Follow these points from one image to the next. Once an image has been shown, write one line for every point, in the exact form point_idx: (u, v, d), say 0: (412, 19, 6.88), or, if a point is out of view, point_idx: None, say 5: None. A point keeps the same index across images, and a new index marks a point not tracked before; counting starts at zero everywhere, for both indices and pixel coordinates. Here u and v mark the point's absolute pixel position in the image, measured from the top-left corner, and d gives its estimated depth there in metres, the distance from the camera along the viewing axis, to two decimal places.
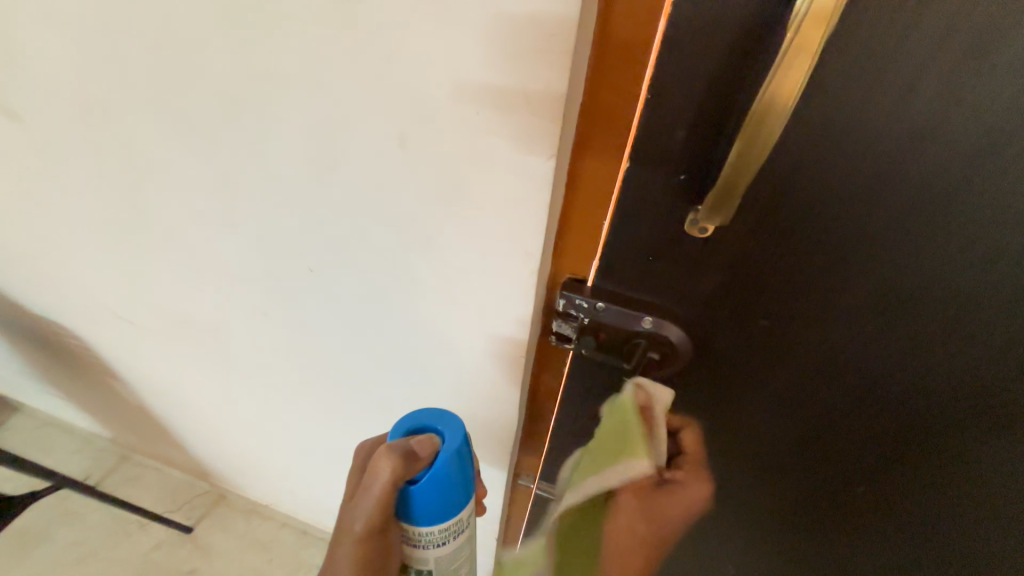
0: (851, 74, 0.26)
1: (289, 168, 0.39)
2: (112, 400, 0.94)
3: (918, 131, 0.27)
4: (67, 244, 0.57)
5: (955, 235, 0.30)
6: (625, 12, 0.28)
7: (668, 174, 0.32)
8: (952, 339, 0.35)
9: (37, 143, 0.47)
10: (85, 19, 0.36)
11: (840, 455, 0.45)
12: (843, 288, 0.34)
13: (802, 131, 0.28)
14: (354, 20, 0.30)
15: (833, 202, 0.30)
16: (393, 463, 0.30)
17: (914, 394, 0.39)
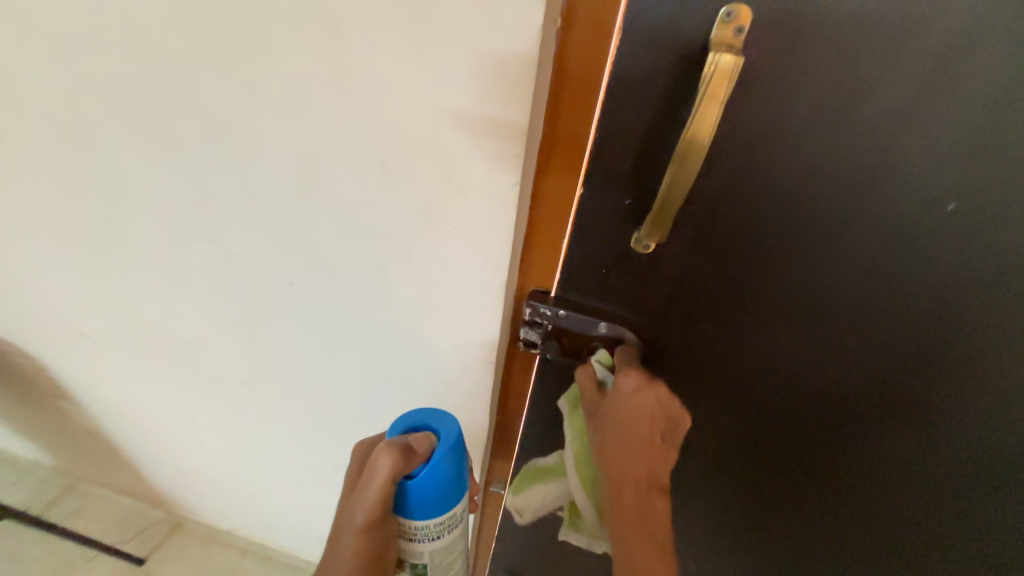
0: (768, 114, 0.30)
1: (268, 185, 0.41)
2: (63, 424, 0.89)
3: (828, 163, 0.31)
4: (28, 259, 0.56)
5: (863, 253, 0.35)
6: (576, 57, 0.32)
7: (619, 199, 0.36)
8: (866, 342, 0.40)
9: (2, 156, 0.46)
10: (65, 39, 0.36)
11: (777, 448, 0.50)
12: (770, 297, 0.39)
13: (732, 162, 0.33)
14: (337, 52, 0.32)
15: (761, 226, 0.35)
16: (394, 458, 0.32)
17: (841, 393, 0.44)
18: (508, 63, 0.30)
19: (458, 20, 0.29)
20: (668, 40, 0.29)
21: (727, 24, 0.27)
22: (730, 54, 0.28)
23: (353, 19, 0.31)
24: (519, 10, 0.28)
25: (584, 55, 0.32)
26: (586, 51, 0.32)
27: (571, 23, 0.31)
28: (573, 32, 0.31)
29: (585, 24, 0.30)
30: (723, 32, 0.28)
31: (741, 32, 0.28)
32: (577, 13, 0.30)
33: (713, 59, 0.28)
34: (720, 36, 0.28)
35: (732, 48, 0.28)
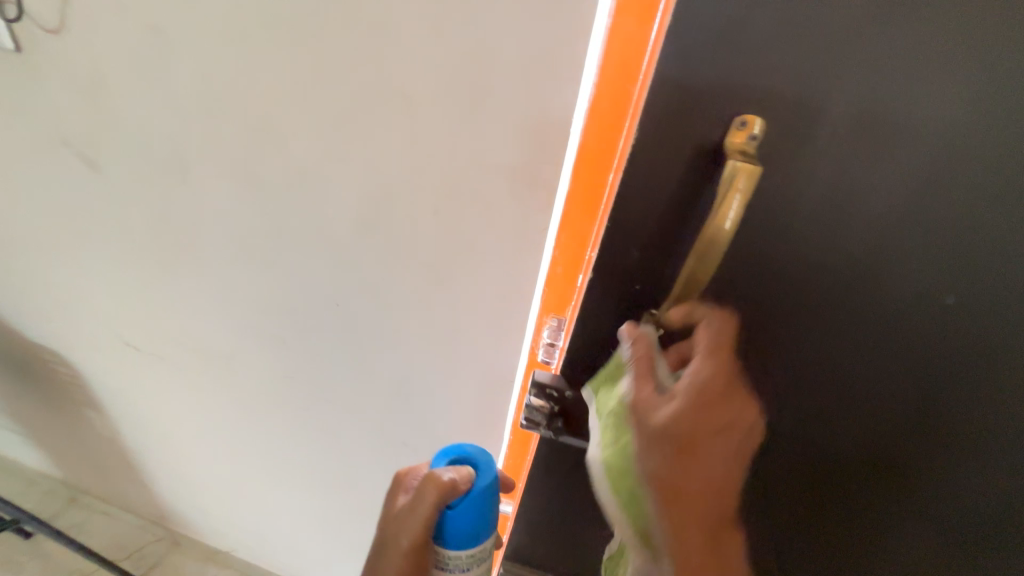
0: (804, 194, 0.28)
1: (325, 215, 0.46)
2: (84, 435, 0.92)
3: (872, 244, 0.29)
4: (88, 273, 0.60)
5: (905, 339, 0.31)
6: (598, 129, 0.34)
7: (626, 284, 0.34)
8: (915, 442, 0.34)
9: (78, 182, 0.51)
10: (157, 85, 0.41)
11: (803, 565, 0.43)
12: (800, 385, 0.34)
13: (764, 240, 0.30)
14: (403, 108, 0.37)
15: (791, 305, 0.31)
16: (438, 486, 0.35)
17: (872, 508, 0.38)
18: (548, 139, 0.36)
19: (510, 104, 0.35)
20: (687, 140, 0.29)
21: (742, 131, 0.27)
22: (746, 160, 0.27)
23: (423, 98, 0.36)
24: (561, 99, 0.34)
25: (604, 129, 0.34)
26: (607, 126, 0.33)
27: (594, 103, 0.33)
28: (596, 109, 0.33)
29: (608, 105, 0.33)
30: (737, 136, 0.27)
31: (755, 139, 0.27)
32: (600, 95, 0.33)
33: (731, 167, 0.27)
34: (731, 141, 0.27)
35: (745, 153, 0.27)
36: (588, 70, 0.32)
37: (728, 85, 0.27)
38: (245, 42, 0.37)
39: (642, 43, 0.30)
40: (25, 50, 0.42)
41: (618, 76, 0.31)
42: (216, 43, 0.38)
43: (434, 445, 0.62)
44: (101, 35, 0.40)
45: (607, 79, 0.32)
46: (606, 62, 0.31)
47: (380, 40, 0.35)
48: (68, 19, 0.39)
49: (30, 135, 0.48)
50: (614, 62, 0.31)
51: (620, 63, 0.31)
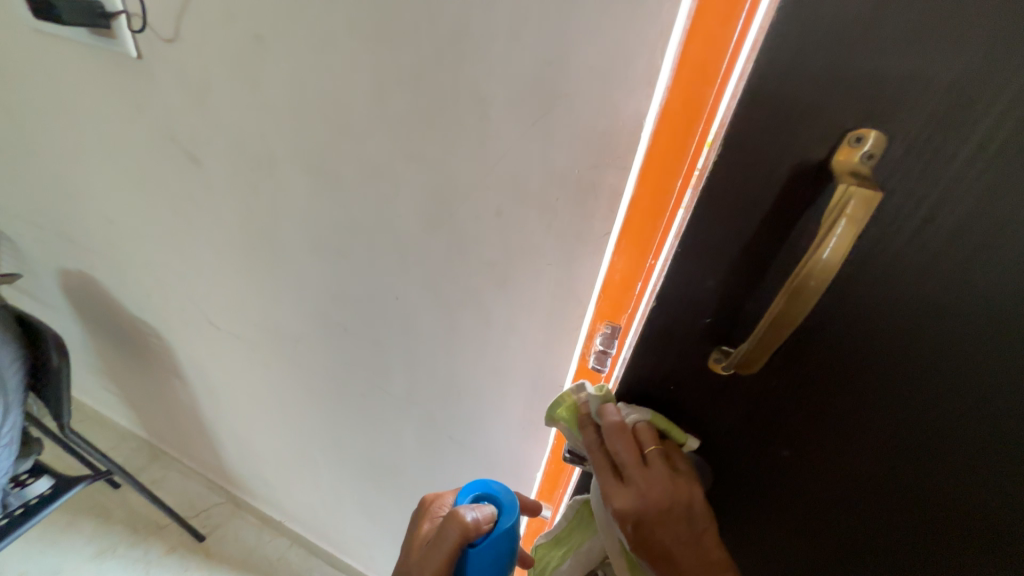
0: (922, 209, 0.25)
1: (392, 214, 0.47)
2: (168, 401, 1.02)
3: (1006, 253, 0.25)
4: (182, 257, 0.66)
5: (1020, 355, 0.28)
6: (669, 133, 0.33)
7: (696, 315, 0.34)
8: (1021, 465, 0.31)
9: (181, 175, 0.56)
10: (253, 88, 0.44)
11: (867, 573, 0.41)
12: (888, 397, 0.31)
13: (863, 266, 0.28)
14: (476, 113, 0.37)
15: (891, 317, 0.29)
16: (462, 525, 0.40)
17: (955, 529, 0.35)
18: (624, 147, 0.35)
19: (588, 110, 0.34)
20: (785, 161, 0.27)
21: (853, 149, 0.25)
22: (863, 181, 0.25)
23: (499, 104, 0.36)
24: None
25: (674, 134, 0.33)
26: (678, 131, 0.32)
27: (667, 106, 0.32)
28: (668, 113, 0.32)
29: (680, 108, 0.32)
30: (846, 155, 0.25)
31: (870, 158, 0.25)
32: (674, 99, 0.32)
33: (842, 189, 0.25)
34: (840, 160, 0.25)
35: (858, 174, 0.25)
36: (662, 75, 0.31)
37: (844, 99, 0.24)
38: (331, 48, 0.39)
39: (722, 46, 0.29)
40: (145, 56, 0.47)
41: (694, 77, 0.30)
42: (307, 49, 0.40)
43: (482, 445, 0.63)
44: (208, 42, 0.43)
45: (682, 83, 0.31)
46: (683, 65, 0.30)
47: (459, 44, 0.35)
48: (179, 28, 0.43)
49: (144, 132, 0.54)
50: (690, 64, 0.30)
51: (698, 66, 0.30)
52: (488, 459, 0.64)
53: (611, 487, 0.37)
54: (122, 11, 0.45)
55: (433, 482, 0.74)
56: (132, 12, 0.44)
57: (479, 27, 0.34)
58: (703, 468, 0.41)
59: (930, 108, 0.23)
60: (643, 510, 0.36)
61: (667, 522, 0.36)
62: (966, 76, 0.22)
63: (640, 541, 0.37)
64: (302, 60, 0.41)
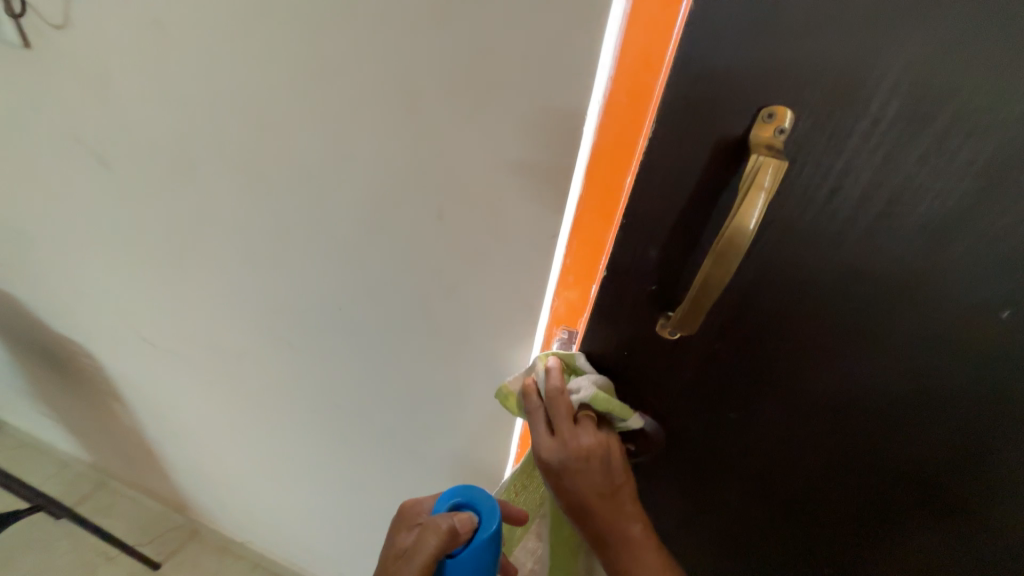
0: (829, 172, 0.26)
1: (320, 211, 0.44)
2: (108, 423, 0.95)
3: (906, 210, 0.27)
4: (104, 266, 0.61)
5: (921, 308, 0.30)
6: (614, 128, 0.31)
7: (642, 284, 0.34)
8: (923, 401, 0.35)
9: (91, 176, 0.51)
10: (160, 78, 0.41)
11: (805, 512, 0.45)
12: (814, 355, 0.34)
13: (782, 229, 0.29)
14: (391, 95, 0.34)
15: (816, 278, 0.30)
16: (440, 537, 0.39)
17: (874, 463, 0.39)
18: (559, 136, 0.32)
19: (511, 93, 0.31)
20: (709, 137, 0.27)
21: (768, 125, 0.25)
22: (772, 155, 0.25)
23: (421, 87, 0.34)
24: (566, 89, 0.30)
25: (621, 130, 0.31)
26: (624, 126, 0.30)
27: (611, 98, 0.29)
28: (613, 106, 0.30)
29: (626, 100, 0.29)
30: (763, 130, 0.25)
31: (784, 132, 0.25)
32: (618, 90, 0.29)
33: (755, 159, 0.26)
34: (758, 134, 0.26)
35: (773, 147, 0.25)
36: (604, 64, 0.28)
37: (754, 75, 0.25)
38: (235, 31, 0.36)
39: (666, 33, 0.27)
40: (34, 47, 0.43)
41: (638, 68, 0.28)
42: (211, 33, 0.37)
43: (440, 452, 0.61)
44: (103, 31, 0.40)
45: (625, 73, 0.28)
46: (625, 55, 0.28)
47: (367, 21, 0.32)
48: (71, 14, 0.40)
49: (46, 131, 0.49)
50: (633, 53, 0.28)
51: (641, 54, 0.28)
52: (449, 465, 0.62)
53: (543, 436, 0.37)
54: None
55: (395, 491, 0.71)
56: None
57: (378, 5, 0.31)
58: (658, 433, 0.42)
59: (828, 81, 0.24)
60: (570, 460, 0.36)
61: (591, 478, 0.37)
62: (856, 46, 0.23)
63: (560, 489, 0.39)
64: (206, 45, 0.37)
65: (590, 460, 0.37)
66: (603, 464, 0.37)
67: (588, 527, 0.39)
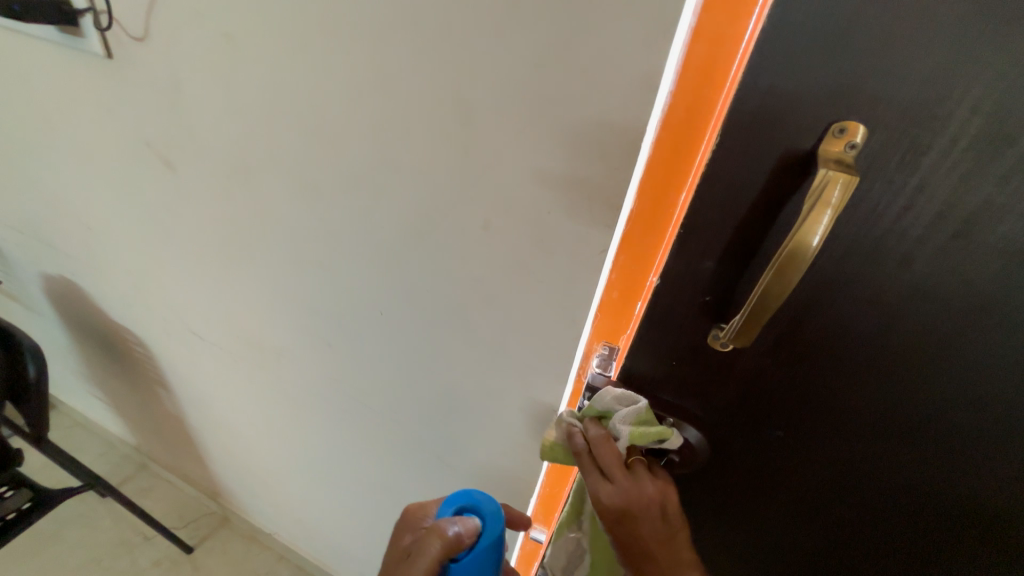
0: (900, 191, 0.25)
1: (367, 217, 0.45)
2: (154, 410, 1.00)
3: (986, 233, 0.25)
4: (161, 261, 0.65)
5: (995, 336, 0.28)
6: (672, 143, 0.31)
7: (693, 295, 0.33)
8: (991, 434, 0.32)
9: (156, 177, 0.55)
10: (226, 87, 0.43)
11: (849, 539, 0.43)
12: (870, 378, 0.32)
13: (845, 247, 0.28)
14: (445, 107, 0.35)
15: (880, 299, 0.29)
16: (443, 540, 0.39)
17: (930, 495, 0.37)
18: (612, 149, 0.31)
19: (565, 106, 0.31)
20: (773, 151, 0.27)
21: (839, 139, 0.25)
22: (841, 169, 0.25)
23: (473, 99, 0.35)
24: (623, 103, 0.29)
25: (678, 145, 0.31)
26: (683, 141, 0.30)
27: (670, 113, 0.29)
28: (671, 120, 0.30)
29: (685, 116, 0.29)
30: (832, 144, 0.25)
31: (854, 147, 0.25)
32: (677, 105, 0.29)
33: (822, 174, 0.25)
34: (827, 150, 0.25)
35: (842, 162, 0.25)
36: (667, 78, 0.28)
37: (826, 89, 0.24)
38: (299, 43, 0.38)
39: (732, 49, 0.27)
40: (115, 57, 0.46)
41: (700, 84, 0.28)
42: (277, 45, 0.39)
43: (470, 458, 0.61)
44: (179, 43, 0.42)
45: (686, 87, 0.28)
46: (687, 70, 0.28)
47: (426, 35, 0.33)
48: (150, 27, 0.42)
49: (119, 134, 0.53)
50: (695, 69, 0.28)
51: (704, 69, 0.28)
52: (477, 471, 0.62)
53: (599, 482, 0.38)
54: (88, 9, 0.44)
55: (421, 495, 0.72)
56: (98, 10, 0.44)
57: (439, 18, 0.31)
58: (702, 447, 0.41)
59: (904, 97, 0.23)
60: (628, 503, 0.38)
61: (646, 521, 0.38)
62: (943, 60, 0.22)
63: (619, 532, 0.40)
64: (271, 56, 0.39)
65: (648, 507, 0.38)
66: (657, 507, 0.38)
67: (643, 567, 0.40)
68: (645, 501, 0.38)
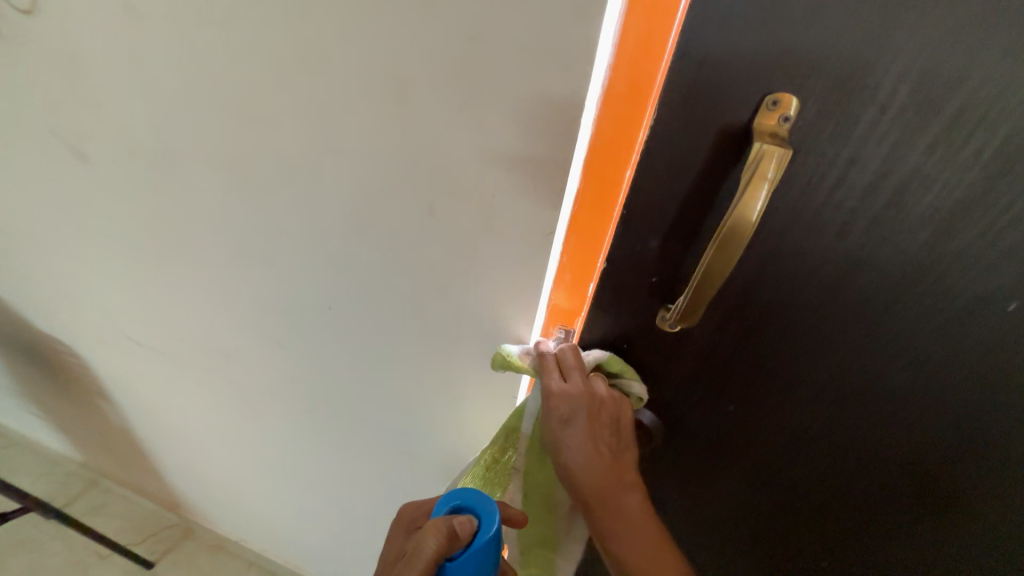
0: (833, 163, 0.26)
1: (308, 207, 0.42)
2: (98, 423, 0.93)
3: (912, 203, 0.26)
4: (87, 264, 0.60)
5: (924, 299, 0.29)
6: (613, 119, 0.30)
7: (642, 277, 0.33)
8: (923, 391, 0.34)
9: (70, 170, 0.49)
10: (138, 67, 0.39)
11: (802, 499, 0.44)
12: (812, 344, 0.33)
13: (784, 221, 0.28)
14: (380, 86, 0.33)
15: (819, 271, 0.30)
16: (438, 538, 0.37)
17: (872, 451, 0.38)
18: (555, 127, 0.30)
19: (505, 83, 0.29)
20: (710, 127, 0.26)
21: (772, 112, 0.25)
22: (775, 142, 0.25)
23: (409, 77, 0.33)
24: (562, 79, 0.28)
25: (620, 122, 0.30)
26: (624, 117, 0.30)
27: (609, 88, 0.29)
28: (611, 96, 0.29)
29: (625, 91, 0.29)
30: (766, 118, 0.25)
31: (788, 120, 0.25)
32: (617, 80, 0.28)
33: (757, 148, 0.25)
34: (761, 124, 0.25)
35: (776, 136, 0.25)
36: (604, 52, 0.27)
37: (759, 61, 0.24)
38: (214, 17, 0.34)
39: (668, 21, 0.26)
40: (4, 35, 0.41)
41: (638, 57, 0.27)
42: (190, 20, 0.35)
43: (436, 451, 0.60)
44: (77, 18, 0.38)
45: (626, 60, 0.27)
46: (624, 43, 0.27)
47: (352, 7, 0.30)
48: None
49: (21, 123, 0.47)
50: (632, 41, 0.27)
51: (641, 41, 0.27)
52: (444, 463, 0.62)
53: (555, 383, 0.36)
54: None
55: (390, 490, 0.70)
56: None
57: None
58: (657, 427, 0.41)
59: (834, 67, 0.23)
60: (583, 407, 0.36)
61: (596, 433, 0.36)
62: (868, 29, 0.22)
63: (561, 449, 0.37)
64: (185, 33, 0.36)
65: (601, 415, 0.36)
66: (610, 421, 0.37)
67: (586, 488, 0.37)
68: (601, 407, 0.36)
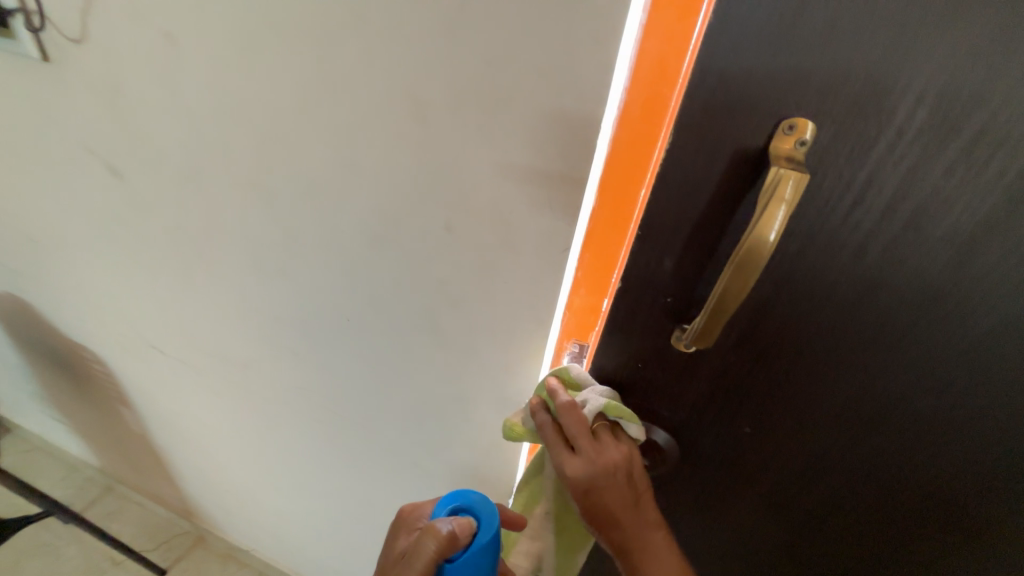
0: (850, 186, 0.26)
1: (329, 222, 0.44)
2: (118, 429, 0.95)
3: (930, 224, 0.26)
4: (116, 274, 0.62)
5: (945, 321, 0.29)
6: (629, 139, 0.31)
7: (656, 296, 0.33)
8: (946, 413, 0.33)
9: (105, 185, 0.52)
10: (174, 90, 0.41)
11: (822, 523, 0.43)
12: (831, 365, 0.33)
13: (800, 242, 0.28)
14: (403, 108, 0.34)
15: (836, 292, 0.30)
16: (438, 539, 0.38)
17: (894, 475, 0.38)
18: (572, 148, 0.31)
19: (524, 106, 0.31)
20: (725, 149, 0.27)
21: (789, 137, 0.25)
22: (792, 167, 0.25)
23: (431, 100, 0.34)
24: (580, 103, 0.29)
25: (635, 142, 0.31)
26: (639, 137, 0.30)
27: (624, 109, 0.29)
28: (627, 117, 0.30)
29: (640, 111, 0.29)
30: (783, 142, 0.25)
31: (804, 144, 0.25)
32: (632, 101, 0.29)
33: (774, 172, 0.25)
34: (777, 148, 0.25)
35: (792, 160, 0.25)
36: (620, 74, 0.28)
37: (773, 87, 0.24)
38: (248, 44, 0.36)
39: (682, 45, 0.27)
40: (53, 60, 0.44)
41: (654, 79, 0.28)
42: (224, 46, 0.37)
43: (447, 464, 0.60)
44: (120, 44, 0.40)
45: (641, 82, 0.28)
46: (640, 66, 0.28)
47: (379, 34, 0.32)
48: (88, 27, 0.40)
49: (62, 141, 0.50)
50: (647, 65, 0.28)
51: (656, 64, 0.28)
52: (455, 477, 0.62)
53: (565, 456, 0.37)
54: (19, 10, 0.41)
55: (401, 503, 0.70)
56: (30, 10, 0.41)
57: (392, 17, 0.31)
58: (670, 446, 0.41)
59: (848, 92, 0.24)
60: (597, 473, 0.36)
61: (613, 489, 0.37)
62: (880, 58, 0.22)
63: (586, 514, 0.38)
64: (219, 58, 0.38)
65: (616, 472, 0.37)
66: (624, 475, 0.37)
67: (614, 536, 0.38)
68: (611, 462, 0.36)
